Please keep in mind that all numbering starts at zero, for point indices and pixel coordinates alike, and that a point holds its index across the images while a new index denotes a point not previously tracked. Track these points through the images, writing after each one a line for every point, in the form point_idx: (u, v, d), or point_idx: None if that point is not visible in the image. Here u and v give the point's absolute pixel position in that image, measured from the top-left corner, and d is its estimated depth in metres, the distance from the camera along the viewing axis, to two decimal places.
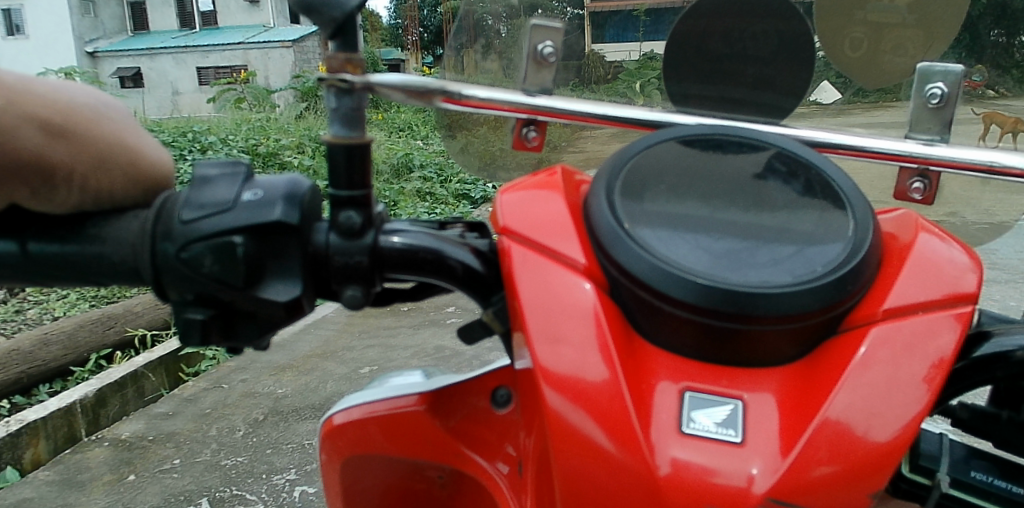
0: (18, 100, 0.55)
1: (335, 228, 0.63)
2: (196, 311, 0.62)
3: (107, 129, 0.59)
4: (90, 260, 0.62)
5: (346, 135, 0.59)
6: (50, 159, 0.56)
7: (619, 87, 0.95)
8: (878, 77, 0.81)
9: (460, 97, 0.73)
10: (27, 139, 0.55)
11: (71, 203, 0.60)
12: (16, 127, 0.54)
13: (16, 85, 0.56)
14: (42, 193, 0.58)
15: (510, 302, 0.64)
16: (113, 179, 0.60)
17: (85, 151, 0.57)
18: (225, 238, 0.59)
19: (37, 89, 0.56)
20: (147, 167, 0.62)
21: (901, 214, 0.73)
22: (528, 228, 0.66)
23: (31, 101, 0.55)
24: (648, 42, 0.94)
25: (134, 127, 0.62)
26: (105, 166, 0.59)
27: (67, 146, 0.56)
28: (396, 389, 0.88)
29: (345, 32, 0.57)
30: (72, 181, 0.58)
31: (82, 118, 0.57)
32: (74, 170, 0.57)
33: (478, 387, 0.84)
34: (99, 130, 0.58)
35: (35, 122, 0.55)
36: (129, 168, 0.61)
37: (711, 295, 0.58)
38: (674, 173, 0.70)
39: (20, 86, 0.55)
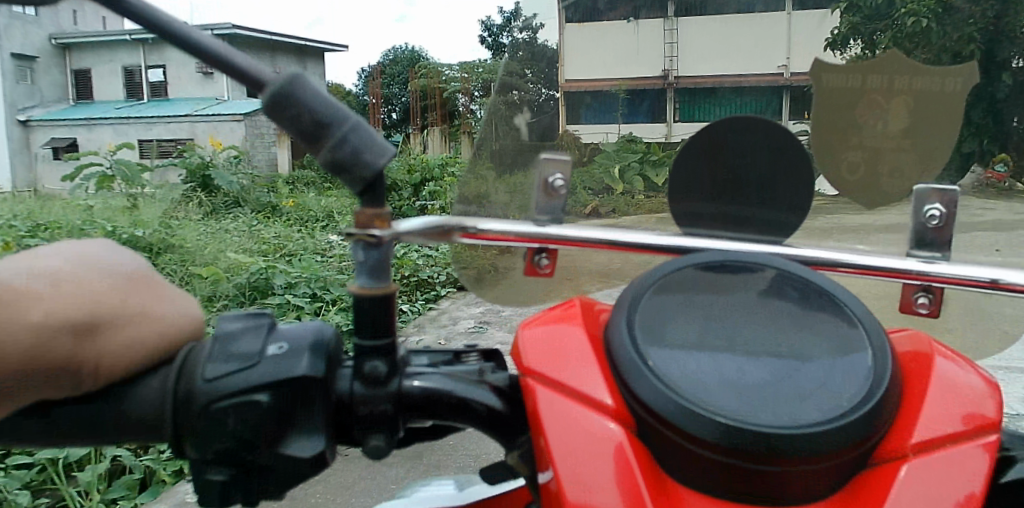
0: (47, 307, 0.54)
1: (358, 376, 0.62)
2: (217, 470, 0.60)
3: (132, 310, 0.59)
4: (106, 421, 0.61)
5: (373, 286, 0.60)
6: (82, 361, 0.56)
7: (597, 172, 0.89)
8: (875, 198, 0.84)
9: (477, 231, 0.75)
10: (60, 346, 0.54)
11: (98, 387, 0.59)
12: (48, 336, 0.53)
13: (41, 288, 0.55)
14: (72, 388, 0.57)
15: (538, 444, 0.64)
16: (143, 356, 0.60)
17: (114, 344, 0.58)
18: (251, 397, 0.58)
19: (64, 289, 0.56)
20: (171, 333, 0.63)
21: (911, 334, 0.75)
22: (551, 366, 0.66)
23: (59, 303, 0.55)
24: (627, 126, 0.92)
25: (154, 297, 0.63)
26: (135, 349, 0.59)
27: (96, 340, 0.56)
28: (428, 504, 0.86)
29: (374, 188, 0.59)
30: (103, 373, 0.58)
31: (110, 310, 0.57)
32: (104, 365, 0.57)
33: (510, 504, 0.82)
34: (125, 317, 0.59)
35: (68, 328, 0.54)
36: (156, 341, 0.61)
37: (744, 437, 0.58)
38: (692, 303, 0.71)
39: (47, 294, 0.55)
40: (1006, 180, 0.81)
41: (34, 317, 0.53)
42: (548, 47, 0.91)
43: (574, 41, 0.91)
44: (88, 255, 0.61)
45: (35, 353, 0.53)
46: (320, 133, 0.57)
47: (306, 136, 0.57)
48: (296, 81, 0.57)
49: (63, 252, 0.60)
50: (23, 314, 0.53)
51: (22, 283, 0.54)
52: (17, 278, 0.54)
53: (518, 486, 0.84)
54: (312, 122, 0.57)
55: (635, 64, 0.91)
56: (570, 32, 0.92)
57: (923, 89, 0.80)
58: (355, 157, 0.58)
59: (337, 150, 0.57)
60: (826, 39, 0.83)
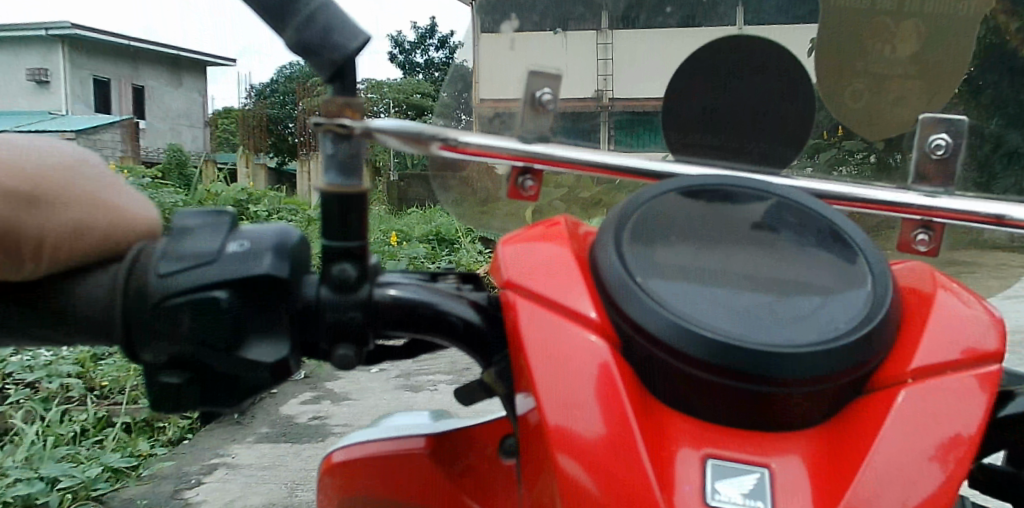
0: None
1: (326, 281, 0.58)
2: (171, 375, 0.56)
3: (80, 188, 0.55)
4: (52, 319, 0.57)
5: (342, 183, 0.55)
6: (20, 234, 0.51)
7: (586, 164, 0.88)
8: (875, 129, 0.79)
9: (458, 144, 0.69)
10: None
11: (39, 274, 0.54)
12: None
13: None
14: (7, 268, 0.52)
15: (515, 360, 0.60)
16: (87, 242, 0.56)
17: (57, 219, 0.53)
18: (205, 295, 0.53)
19: (7, 157, 0.51)
20: (127, 221, 0.58)
21: (914, 267, 0.72)
22: (532, 282, 0.62)
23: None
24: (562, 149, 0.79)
25: (110, 181, 0.58)
26: (81, 233, 0.55)
27: (37, 214, 0.51)
28: (398, 430, 0.84)
29: (343, 75, 0.54)
30: (42, 251, 0.52)
31: (55, 183, 0.52)
32: (45, 241, 0.52)
33: (487, 433, 0.78)
34: (72, 195, 0.54)
35: (2, 194, 0.49)
36: (107, 227, 0.57)
37: (733, 354, 0.54)
38: (683, 225, 0.67)
39: None
40: None
41: None
42: (465, 68, 0.86)
43: (488, 58, 0.84)
44: (33, 140, 0.56)
45: None
46: (288, 10, 0.53)
47: (272, 13, 0.53)
48: None
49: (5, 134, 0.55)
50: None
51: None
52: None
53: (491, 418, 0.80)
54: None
55: (568, 82, 0.83)
56: (486, 44, 0.84)
57: (932, 12, 0.78)
58: (325, 38, 0.53)
59: (306, 28, 0.53)
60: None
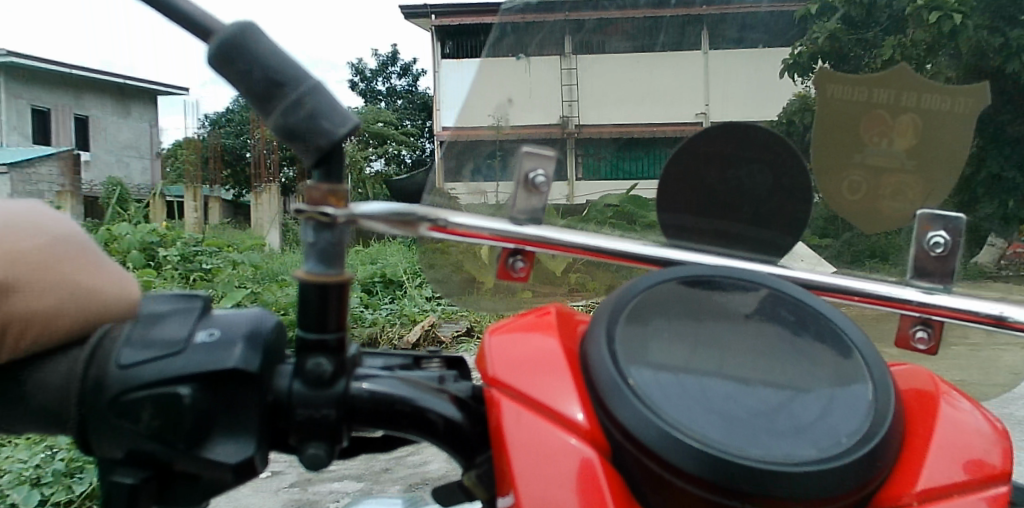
0: None
1: (300, 375, 0.54)
2: (126, 473, 0.52)
3: (52, 271, 0.52)
4: (6, 404, 0.54)
5: (322, 272, 0.52)
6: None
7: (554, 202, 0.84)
8: (877, 222, 0.76)
9: (448, 225, 0.67)
10: None
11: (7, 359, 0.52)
12: None
13: None
14: None
15: (498, 464, 0.57)
16: (63, 325, 0.53)
17: (22, 306, 0.50)
18: (169, 389, 0.50)
19: None
20: (108, 301, 0.55)
21: (911, 368, 0.70)
22: (518, 378, 0.59)
23: None
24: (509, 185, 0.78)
25: (91, 257, 0.56)
26: (51, 316, 0.52)
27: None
28: None
29: (330, 161, 0.52)
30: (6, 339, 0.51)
31: (21, 269, 0.50)
32: (8, 326, 0.50)
33: None
34: (41, 279, 0.51)
35: None
36: (82, 310, 0.54)
37: (730, 473, 0.51)
38: (679, 318, 0.65)
39: None
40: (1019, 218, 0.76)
41: None
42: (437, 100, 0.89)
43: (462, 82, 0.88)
44: (10, 212, 0.53)
45: None
46: (274, 92, 0.50)
47: (257, 96, 0.50)
48: (252, 31, 0.50)
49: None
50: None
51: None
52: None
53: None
54: (265, 79, 0.50)
55: (529, 109, 0.83)
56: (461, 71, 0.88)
57: (933, 107, 0.73)
58: (310, 124, 0.50)
59: (292, 113, 0.50)
60: (787, 61, 0.80)
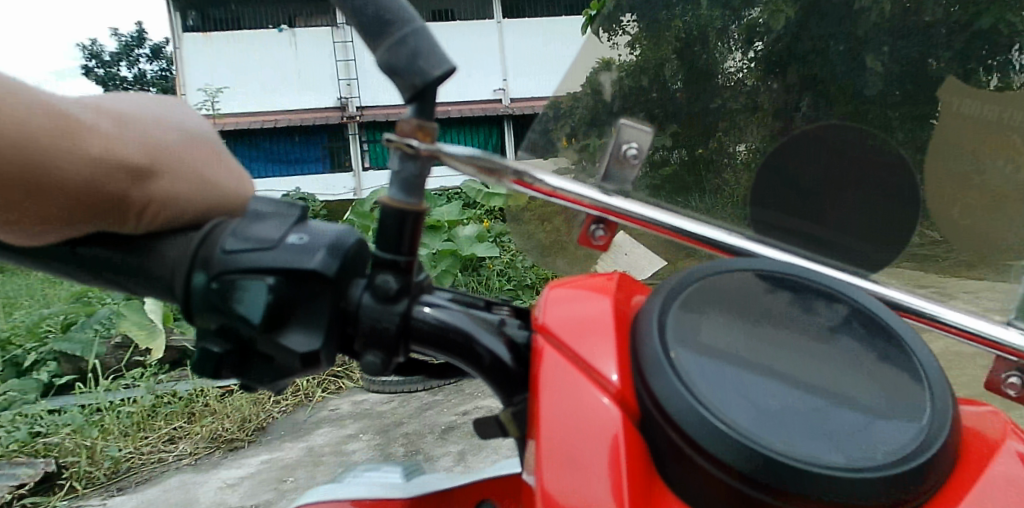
0: (110, 144, 0.56)
1: (370, 289, 0.60)
2: (216, 343, 0.60)
3: (187, 165, 0.62)
4: (132, 269, 0.63)
5: (403, 200, 0.58)
6: (130, 199, 0.58)
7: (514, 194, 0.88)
8: (985, 252, 0.74)
9: (532, 181, 0.71)
10: (115, 183, 0.56)
11: (139, 232, 0.61)
12: (108, 172, 0.55)
13: (108, 128, 0.56)
14: (116, 223, 0.59)
15: (532, 407, 0.60)
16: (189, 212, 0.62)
17: (164, 191, 0.60)
18: (259, 278, 0.57)
19: (126, 133, 0.57)
20: (225, 198, 0.65)
21: (988, 411, 0.64)
22: (566, 331, 0.61)
23: (120, 144, 0.56)
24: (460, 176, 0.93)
25: (217, 159, 0.66)
26: (180, 200, 0.61)
27: (148, 184, 0.58)
28: (373, 487, 0.81)
29: (423, 99, 0.57)
30: (146, 215, 0.59)
31: (167, 160, 0.60)
32: (148, 207, 0.59)
33: (464, 495, 0.79)
34: (178, 170, 0.61)
35: (125, 168, 0.56)
36: (206, 202, 0.63)
37: (749, 458, 0.52)
38: (739, 307, 0.65)
39: (109, 131, 0.56)
40: None
41: (95, 152, 0.54)
42: None
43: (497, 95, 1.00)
44: (148, 106, 0.62)
45: (94, 186, 0.55)
46: (382, 30, 0.57)
47: (367, 32, 0.57)
48: None
49: (128, 98, 0.62)
50: (85, 146, 0.54)
51: (81, 115, 0.55)
52: (78, 111, 0.55)
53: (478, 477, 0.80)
54: (376, 16, 0.57)
55: None
56: None
57: None
58: (411, 61, 0.56)
59: (395, 49, 0.56)
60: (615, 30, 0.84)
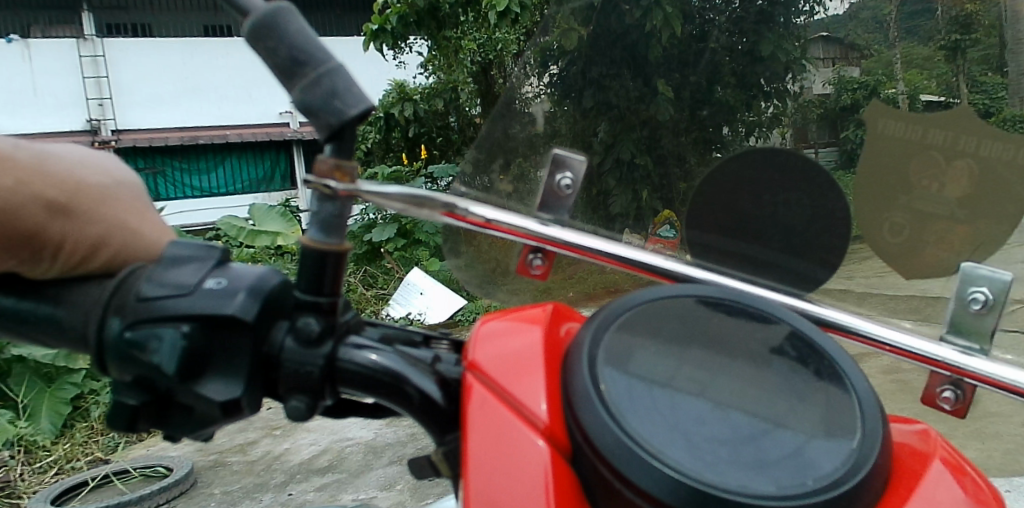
0: (27, 177, 0.54)
1: (293, 332, 0.59)
2: (131, 395, 0.57)
3: (108, 207, 0.60)
4: (44, 319, 0.60)
5: (322, 240, 0.57)
6: (42, 236, 0.55)
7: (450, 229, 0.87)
8: (913, 269, 0.72)
9: (463, 213, 0.71)
10: (28, 215, 0.54)
11: (53, 274, 0.59)
12: (21, 204, 0.53)
13: (29, 161, 0.55)
14: (28, 262, 0.57)
15: (462, 447, 0.58)
16: (105, 256, 0.60)
17: (81, 231, 0.58)
18: (174, 325, 0.55)
19: (47, 167, 0.56)
20: (146, 245, 0.63)
21: (921, 429, 0.64)
22: (496, 367, 0.60)
23: (38, 178, 0.55)
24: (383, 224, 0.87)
25: (140, 205, 0.64)
26: (97, 243, 0.59)
27: (63, 221, 0.56)
28: None
29: (340, 139, 0.56)
30: (59, 255, 0.57)
31: (87, 198, 0.58)
32: (63, 246, 0.57)
33: None
34: (99, 210, 0.59)
35: (39, 200, 0.54)
36: (125, 247, 0.61)
37: (677, 492, 0.50)
38: (673, 335, 0.64)
39: (27, 163, 0.55)
40: None
41: (7, 182, 0.53)
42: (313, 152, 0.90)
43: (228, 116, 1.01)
44: (80, 148, 0.61)
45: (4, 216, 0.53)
46: (295, 70, 0.56)
47: (280, 72, 0.56)
48: (281, 14, 0.56)
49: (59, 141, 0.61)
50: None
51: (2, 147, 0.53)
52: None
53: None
54: (288, 56, 0.55)
55: None
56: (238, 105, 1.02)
57: (990, 156, 0.68)
58: (326, 101, 0.55)
59: (309, 90, 0.55)
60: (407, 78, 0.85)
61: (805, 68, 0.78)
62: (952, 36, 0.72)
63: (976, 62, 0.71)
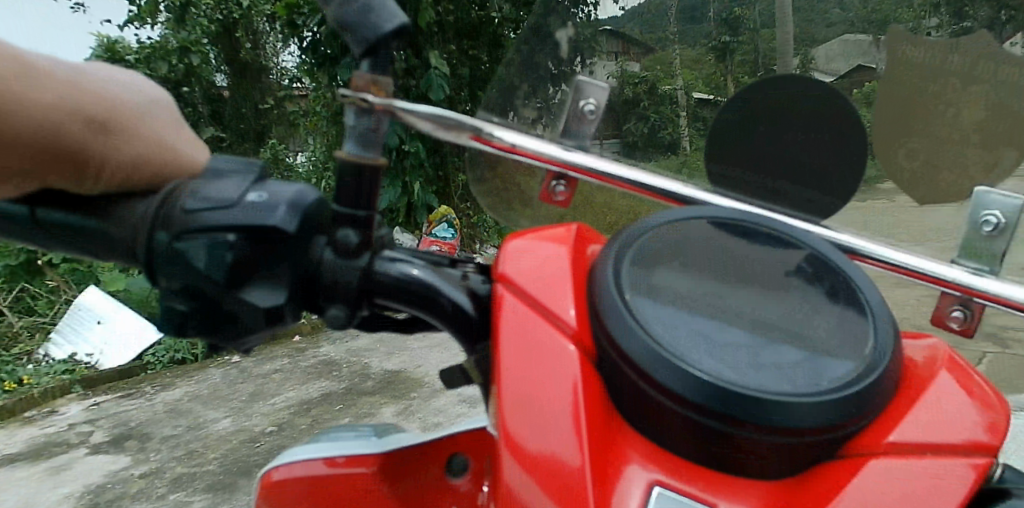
0: (68, 94, 0.55)
1: (332, 245, 0.62)
2: (180, 302, 0.60)
3: (145, 124, 0.61)
4: (95, 232, 0.63)
5: (359, 154, 0.59)
6: (86, 153, 0.57)
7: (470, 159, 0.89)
8: (930, 193, 0.74)
9: (489, 137, 0.75)
10: (71, 132, 0.55)
11: (96, 190, 0.61)
12: (63, 120, 0.55)
13: (68, 79, 0.56)
14: (71, 179, 0.58)
15: (493, 353, 0.62)
16: (143, 173, 0.62)
17: (121, 148, 0.59)
18: (220, 235, 0.58)
19: (85, 85, 0.57)
20: (181, 163, 0.64)
21: (931, 344, 0.67)
22: (525, 279, 0.63)
23: (79, 95, 0.56)
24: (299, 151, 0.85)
25: (172, 123, 0.65)
26: (139, 162, 0.61)
27: (105, 138, 0.58)
28: (345, 445, 0.82)
29: (376, 54, 0.58)
30: (101, 173, 0.59)
31: (125, 116, 0.59)
32: (105, 164, 0.59)
33: (434, 452, 0.81)
34: (137, 128, 0.60)
35: (80, 117, 0.56)
36: (162, 164, 0.63)
37: (699, 389, 0.54)
38: (693, 253, 0.67)
39: (67, 82, 0.55)
40: None
41: (48, 99, 0.54)
42: None
43: None
44: (115, 69, 0.62)
45: (48, 133, 0.54)
46: None
47: None
48: None
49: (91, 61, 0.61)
50: (39, 93, 0.53)
51: (45, 64, 0.54)
52: (37, 58, 0.54)
53: (444, 434, 0.82)
54: None
55: None
56: None
57: (1005, 81, 0.70)
58: (362, 15, 0.57)
59: (346, 4, 0.57)
60: None
61: (594, 54, 0.84)
62: (723, 38, 0.83)
63: (764, 49, 0.81)
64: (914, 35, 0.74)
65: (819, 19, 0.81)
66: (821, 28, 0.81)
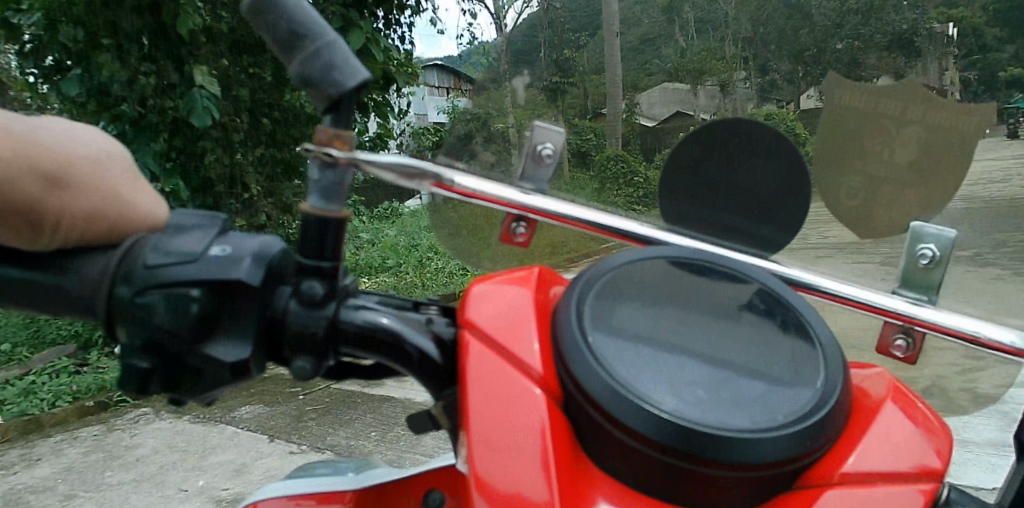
0: (22, 149, 0.55)
1: (296, 296, 0.63)
2: (141, 359, 0.60)
3: (102, 179, 0.60)
4: (50, 288, 0.62)
5: (324, 207, 0.60)
6: (41, 209, 0.56)
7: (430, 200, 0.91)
8: (871, 228, 0.80)
9: (449, 183, 0.75)
10: (23, 187, 0.55)
11: (53, 246, 0.60)
12: (15, 175, 0.54)
13: (22, 134, 0.56)
14: (26, 235, 0.58)
15: (461, 398, 0.63)
16: (101, 228, 0.60)
17: (77, 204, 0.58)
18: (184, 290, 0.58)
19: (42, 140, 0.57)
20: (140, 217, 0.62)
21: (876, 373, 0.72)
22: (490, 324, 0.64)
23: (33, 150, 0.56)
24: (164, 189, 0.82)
25: (133, 178, 0.63)
26: (96, 218, 0.59)
27: (60, 194, 0.57)
28: (322, 483, 0.83)
29: (338, 109, 0.59)
30: (57, 229, 0.58)
31: (80, 171, 0.58)
32: (61, 220, 0.58)
33: (410, 486, 0.79)
34: (94, 184, 0.59)
35: (33, 172, 0.55)
36: (120, 220, 0.61)
37: (662, 428, 0.55)
38: (652, 292, 0.69)
39: (22, 138, 0.56)
40: (1000, 234, 0.79)
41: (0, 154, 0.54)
42: None
43: None
44: (74, 124, 0.61)
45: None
46: (295, 44, 0.59)
47: (282, 44, 0.59)
48: None
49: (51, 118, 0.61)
50: None
51: None
52: None
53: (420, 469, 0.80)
54: (289, 32, 0.59)
55: None
56: None
57: (935, 122, 0.74)
58: (324, 72, 0.58)
59: (309, 61, 0.58)
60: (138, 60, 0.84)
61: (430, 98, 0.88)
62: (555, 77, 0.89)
63: None
64: (725, 88, 0.89)
65: (644, 68, 0.92)
66: (640, 74, 0.92)
